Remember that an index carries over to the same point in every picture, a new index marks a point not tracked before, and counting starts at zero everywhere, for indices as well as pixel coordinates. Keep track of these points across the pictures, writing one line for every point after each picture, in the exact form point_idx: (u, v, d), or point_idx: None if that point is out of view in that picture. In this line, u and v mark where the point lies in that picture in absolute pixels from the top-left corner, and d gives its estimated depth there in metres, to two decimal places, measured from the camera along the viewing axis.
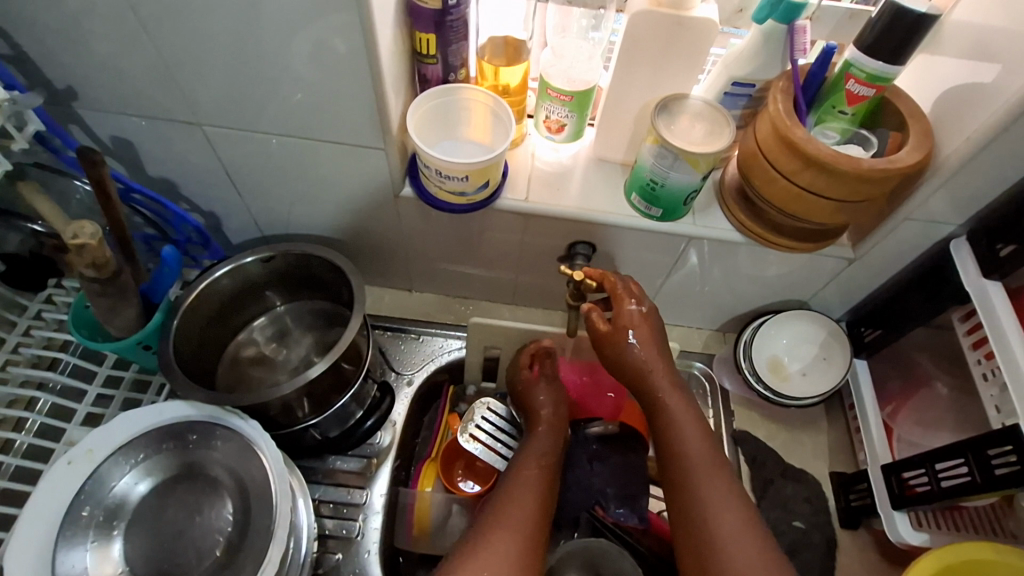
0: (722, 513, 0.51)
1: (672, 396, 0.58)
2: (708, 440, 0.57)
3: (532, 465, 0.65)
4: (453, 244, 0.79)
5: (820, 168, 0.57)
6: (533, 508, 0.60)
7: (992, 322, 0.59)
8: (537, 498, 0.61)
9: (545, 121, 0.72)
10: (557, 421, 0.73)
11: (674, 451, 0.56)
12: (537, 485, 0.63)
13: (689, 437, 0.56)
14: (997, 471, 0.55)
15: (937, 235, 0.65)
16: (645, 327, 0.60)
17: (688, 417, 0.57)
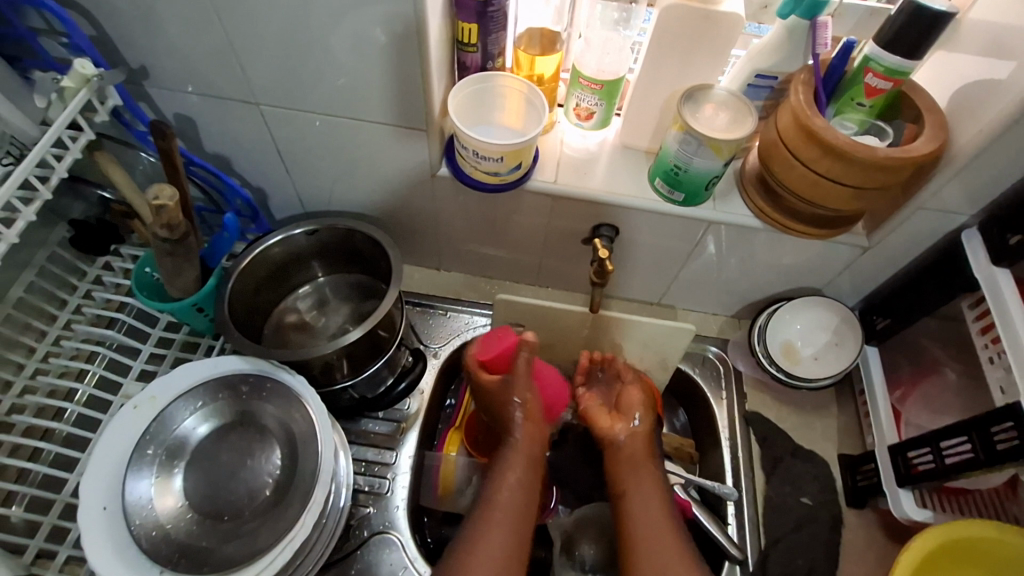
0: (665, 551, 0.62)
1: (643, 464, 0.70)
2: (665, 500, 0.67)
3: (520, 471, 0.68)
4: (484, 224, 0.83)
5: (837, 156, 0.60)
6: (518, 518, 0.64)
7: (999, 308, 0.62)
8: (522, 513, 0.65)
9: (576, 109, 0.76)
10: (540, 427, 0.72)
11: (630, 504, 0.67)
12: (523, 496, 0.66)
13: (634, 442, 0.72)
14: (998, 447, 0.58)
15: (951, 225, 0.68)
16: (636, 400, 0.75)
17: (654, 485, 0.68)
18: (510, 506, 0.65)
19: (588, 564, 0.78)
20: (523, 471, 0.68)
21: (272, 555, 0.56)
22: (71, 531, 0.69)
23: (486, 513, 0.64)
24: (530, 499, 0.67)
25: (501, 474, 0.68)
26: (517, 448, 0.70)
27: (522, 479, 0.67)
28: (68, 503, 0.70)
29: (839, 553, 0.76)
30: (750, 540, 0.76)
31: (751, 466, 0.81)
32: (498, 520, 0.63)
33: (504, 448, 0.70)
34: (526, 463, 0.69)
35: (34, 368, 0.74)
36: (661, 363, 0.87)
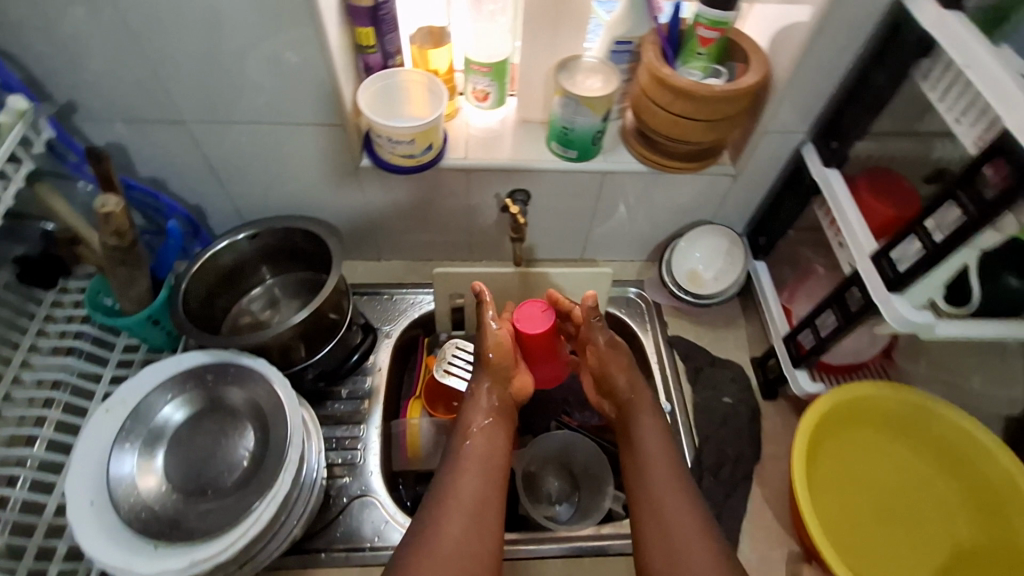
0: (668, 502, 0.65)
1: (648, 422, 0.74)
2: (669, 451, 0.70)
3: (488, 424, 0.74)
4: (412, 209, 0.92)
5: (686, 96, 0.73)
6: (487, 463, 0.69)
7: (834, 199, 0.74)
8: (490, 458, 0.70)
9: (474, 92, 0.87)
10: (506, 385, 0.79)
11: (638, 456, 0.70)
12: (490, 446, 0.72)
13: (642, 417, 0.74)
14: (851, 308, 0.72)
15: (793, 143, 0.82)
16: (612, 354, 0.79)
17: (658, 440, 0.71)
18: (477, 455, 0.70)
19: (555, 495, 0.88)
20: (488, 422, 0.75)
21: (256, 514, 0.62)
22: (58, 548, 0.72)
23: (457, 460, 0.70)
24: (495, 446, 0.72)
25: (464, 428, 0.73)
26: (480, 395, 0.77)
27: (488, 431, 0.73)
28: (51, 522, 0.73)
29: (762, 438, 0.88)
30: (687, 442, 0.87)
31: (679, 380, 0.93)
32: (471, 473, 0.68)
33: (469, 397, 0.77)
34: (488, 417, 0.75)
35: None
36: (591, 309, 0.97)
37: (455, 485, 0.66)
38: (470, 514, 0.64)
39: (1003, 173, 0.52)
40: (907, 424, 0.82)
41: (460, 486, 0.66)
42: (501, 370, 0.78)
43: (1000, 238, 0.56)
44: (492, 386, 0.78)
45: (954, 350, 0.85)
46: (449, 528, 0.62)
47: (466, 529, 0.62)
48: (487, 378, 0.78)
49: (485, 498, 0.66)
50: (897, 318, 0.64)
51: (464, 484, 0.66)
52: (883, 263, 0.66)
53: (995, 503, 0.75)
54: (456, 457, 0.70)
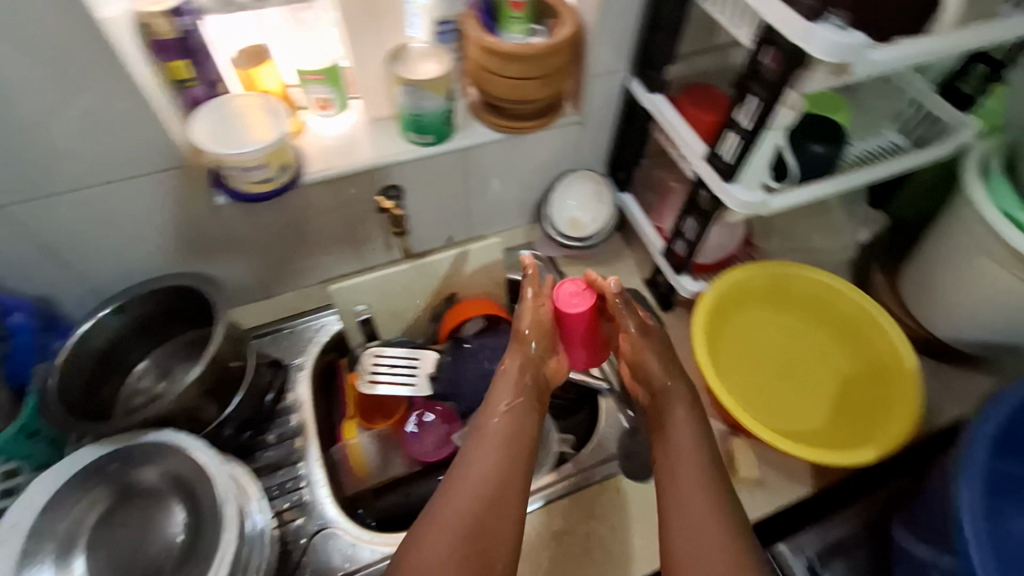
0: (693, 493, 0.67)
1: (684, 422, 0.74)
2: (698, 435, 0.73)
3: (513, 406, 0.74)
4: (288, 235, 0.89)
5: (513, 59, 0.78)
6: (506, 449, 0.70)
7: (664, 118, 0.84)
8: (513, 443, 0.71)
9: (315, 103, 0.84)
10: (535, 365, 0.79)
11: (666, 450, 0.72)
12: (520, 423, 0.73)
13: (680, 416, 0.75)
14: (704, 206, 0.82)
15: (620, 81, 0.90)
16: (646, 340, 0.80)
17: (686, 433, 0.73)
18: (494, 445, 0.70)
19: None
20: (516, 401, 0.75)
21: None
22: None
23: (477, 438, 0.71)
24: (521, 425, 0.73)
25: (500, 399, 0.75)
26: (513, 372, 0.77)
27: (514, 412, 0.74)
28: None
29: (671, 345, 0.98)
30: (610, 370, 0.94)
31: None
32: (491, 453, 0.69)
33: (501, 374, 0.78)
34: (523, 394, 0.76)
35: None
36: (493, 280, 1.03)
37: (471, 464, 0.68)
38: (476, 500, 0.65)
39: (779, 58, 0.60)
40: (777, 293, 0.94)
41: (477, 465, 0.68)
42: (532, 358, 0.79)
43: (790, 114, 0.65)
44: (520, 367, 0.78)
45: (795, 220, 0.97)
46: (456, 517, 0.63)
47: (483, 514, 0.64)
48: (520, 359, 0.78)
49: (505, 481, 0.68)
50: (736, 201, 0.74)
51: (481, 462, 0.68)
52: (715, 160, 0.76)
53: (855, 332, 0.90)
54: (481, 445, 0.71)
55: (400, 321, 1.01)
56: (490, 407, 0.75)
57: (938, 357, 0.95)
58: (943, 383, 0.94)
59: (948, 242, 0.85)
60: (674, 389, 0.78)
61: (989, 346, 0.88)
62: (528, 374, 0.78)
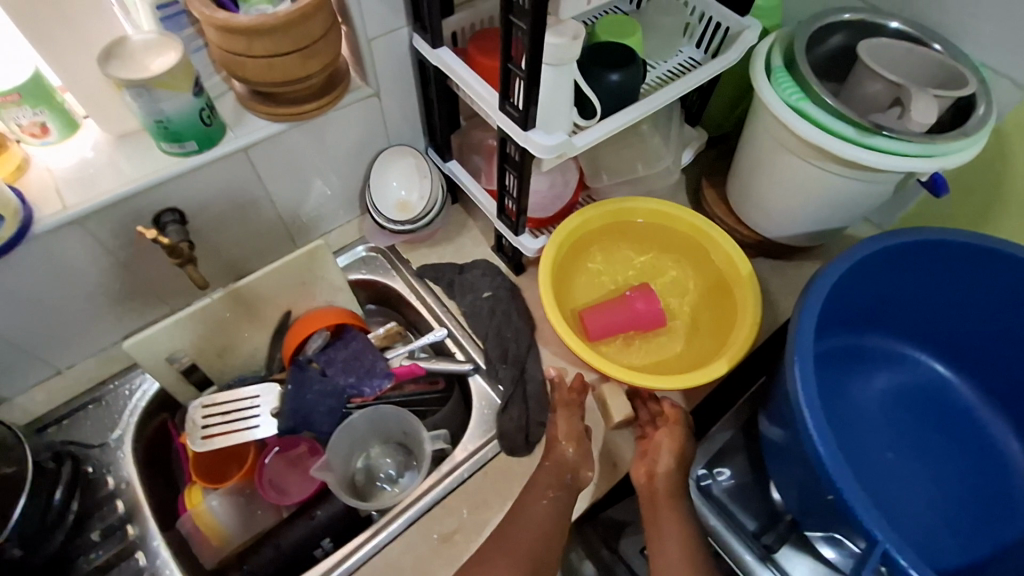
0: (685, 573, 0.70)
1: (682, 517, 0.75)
2: (686, 535, 0.73)
3: (555, 494, 0.73)
4: (53, 300, 0.74)
5: (257, 35, 0.66)
6: (543, 538, 0.70)
7: (454, 73, 0.77)
8: (551, 532, 0.71)
9: (23, 129, 0.69)
10: (568, 461, 0.75)
11: (665, 540, 0.73)
12: (551, 511, 0.72)
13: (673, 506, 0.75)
14: (518, 159, 0.77)
15: (401, 39, 0.81)
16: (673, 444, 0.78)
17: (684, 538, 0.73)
18: (532, 531, 0.70)
19: (394, 472, 0.86)
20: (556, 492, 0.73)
21: None
22: None
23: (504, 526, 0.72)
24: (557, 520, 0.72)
25: (542, 486, 0.73)
26: (553, 462, 0.75)
27: (553, 502, 0.72)
28: None
29: (530, 307, 0.93)
30: (474, 351, 0.90)
31: (443, 304, 0.94)
32: (524, 535, 0.70)
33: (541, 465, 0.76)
34: (561, 486, 0.74)
35: None
36: (331, 286, 0.91)
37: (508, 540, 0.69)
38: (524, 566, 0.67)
39: None
40: (617, 231, 0.93)
41: (515, 542, 0.69)
42: (567, 461, 0.76)
43: (576, 44, 0.64)
44: (566, 461, 0.75)
45: (619, 154, 0.96)
46: None
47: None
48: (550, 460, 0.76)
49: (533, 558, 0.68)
50: (538, 148, 0.69)
51: (519, 537, 0.69)
52: (509, 109, 0.70)
53: (693, 249, 0.91)
54: (514, 524, 0.71)
55: (234, 358, 0.89)
56: (535, 490, 0.73)
57: (773, 256, 1.00)
58: (781, 277, 0.99)
59: (754, 147, 0.88)
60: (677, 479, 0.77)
61: (810, 236, 0.93)
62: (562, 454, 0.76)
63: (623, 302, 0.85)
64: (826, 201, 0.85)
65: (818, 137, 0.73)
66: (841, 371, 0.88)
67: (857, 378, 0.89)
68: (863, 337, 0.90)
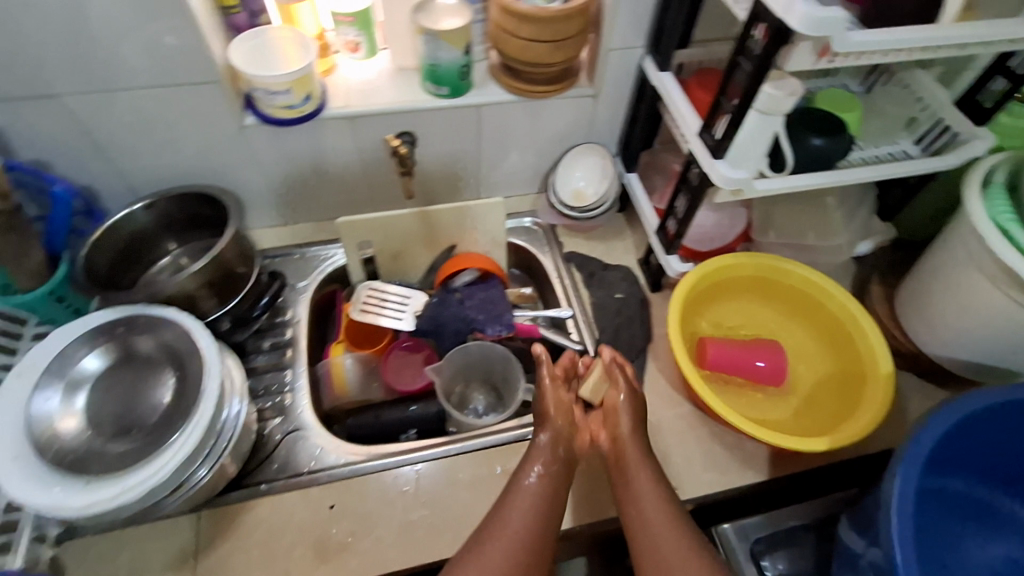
0: (671, 555, 0.67)
1: (644, 482, 0.74)
2: (671, 514, 0.71)
3: (541, 473, 0.74)
4: (307, 169, 0.97)
5: (529, 20, 0.82)
6: (532, 509, 0.70)
7: (669, 98, 0.86)
8: (545, 506, 0.71)
9: (345, 44, 0.92)
10: (553, 441, 0.78)
11: (647, 523, 0.70)
12: (545, 491, 0.73)
13: (643, 480, 0.74)
14: (695, 184, 0.84)
15: (634, 57, 0.93)
16: (630, 405, 0.81)
17: (654, 491, 0.73)
18: (529, 503, 0.71)
19: (482, 409, 0.98)
20: (546, 472, 0.75)
21: (182, 440, 0.66)
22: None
23: (504, 500, 0.72)
24: (552, 496, 0.73)
25: (535, 460, 0.76)
26: (546, 443, 0.78)
27: (544, 484, 0.74)
28: None
29: (653, 323, 0.99)
30: (588, 337, 0.98)
31: (577, 289, 1.03)
32: (518, 510, 0.70)
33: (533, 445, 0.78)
34: (553, 461, 0.76)
35: None
36: (493, 240, 1.07)
37: (506, 516, 0.70)
38: (523, 542, 0.67)
39: (767, 30, 0.63)
40: (761, 286, 0.95)
41: (511, 520, 0.69)
42: (564, 432, 0.80)
43: (790, 100, 0.68)
44: (554, 439, 0.78)
45: (795, 219, 0.97)
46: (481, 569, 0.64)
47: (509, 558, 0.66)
48: (546, 434, 0.79)
49: (535, 539, 0.68)
50: (720, 177, 0.76)
51: (513, 518, 0.69)
52: (707, 137, 0.78)
53: (829, 329, 0.91)
54: (515, 499, 0.72)
55: (400, 265, 1.07)
56: (523, 471, 0.75)
57: (923, 375, 0.94)
58: (925, 400, 0.92)
59: (943, 257, 0.85)
60: (630, 447, 0.78)
61: (974, 368, 0.87)
62: (543, 435, 0.79)
63: (749, 350, 0.88)
64: (1007, 336, 0.79)
65: (1014, 262, 0.70)
66: (961, 523, 0.80)
67: (978, 538, 0.80)
68: (1000, 499, 0.82)
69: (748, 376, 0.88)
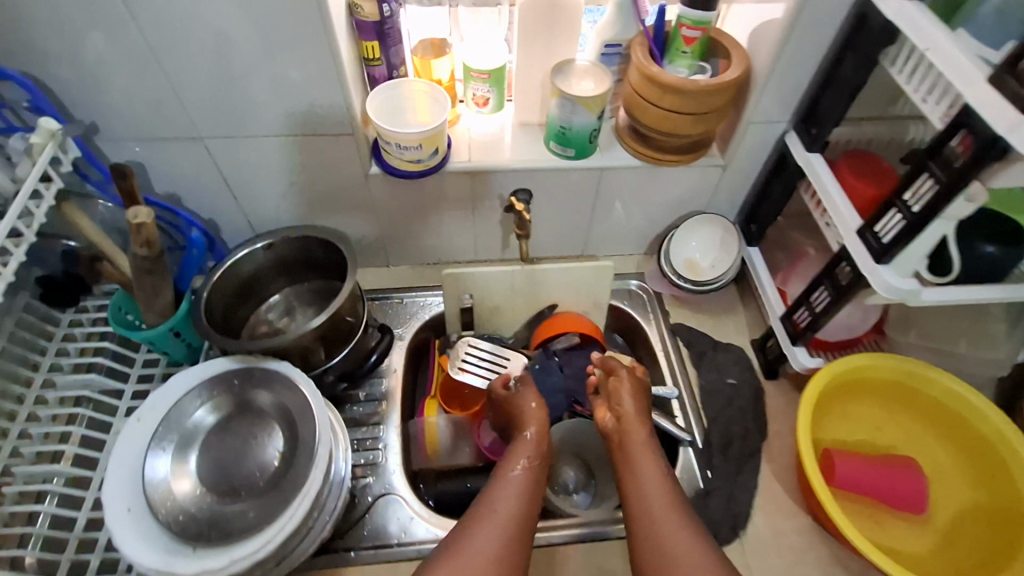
0: (671, 536, 0.64)
1: (646, 468, 0.72)
2: (673, 500, 0.68)
3: (525, 463, 0.74)
4: (419, 218, 0.96)
5: (674, 92, 0.78)
6: (529, 484, 0.72)
7: (820, 184, 0.80)
8: (528, 495, 0.70)
9: (474, 99, 0.89)
10: (535, 429, 0.79)
11: (648, 522, 0.66)
12: (528, 481, 0.72)
13: (642, 465, 0.72)
14: (842, 283, 0.77)
15: (776, 132, 0.87)
16: (629, 388, 0.81)
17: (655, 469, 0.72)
18: (516, 489, 0.70)
19: (573, 485, 0.94)
20: (531, 465, 0.74)
21: (290, 512, 0.65)
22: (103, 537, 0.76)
23: (488, 490, 0.71)
24: (535, 488, 0.72)
25: (522, 452, 0.76)
26: (527, 437, 0.78)
27: (525, 474, 0.73)
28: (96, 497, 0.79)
29: (766, 415, 0.92)
30: (695, 424, 0.92)
31: (684, 367, 0.97)
32: (504, 502, 0.69)
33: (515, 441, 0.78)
34: (539, 457, 0.76)
35: (28, 411, 0.81)
36: (595, 303, 1.02)
37: (489, 505, 0.68)
38: (511, 529, 0.66)
39: (972, 145, 0.57)
40: (898, 392, 0.87)
41: (495, 508, 0.68)
42: (543, 421, 0.81)
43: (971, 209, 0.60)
44: (535, 433, 0.78)
45: (941, 319, 0.88)
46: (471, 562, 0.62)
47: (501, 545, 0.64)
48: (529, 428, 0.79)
49: (520, 525, 0.67)
50: (883, 283, 0.69)
51: (498, 507, 0.68)
52: (868, 237, 0.71)
53: (979, 453, 0.81)
54: (499, 491, 0.71)
55: (497, 317, 1.03)
56: (507, 462, 0.75)
57: None
58: None
59: None
60: (630, 432, 0.76)
61: None
62: (525, 429, 0.79)
63: (884, 470, 0.80)
64: None
65: None
66: None
67: None
68: None
69: (881, 497, 0.80)
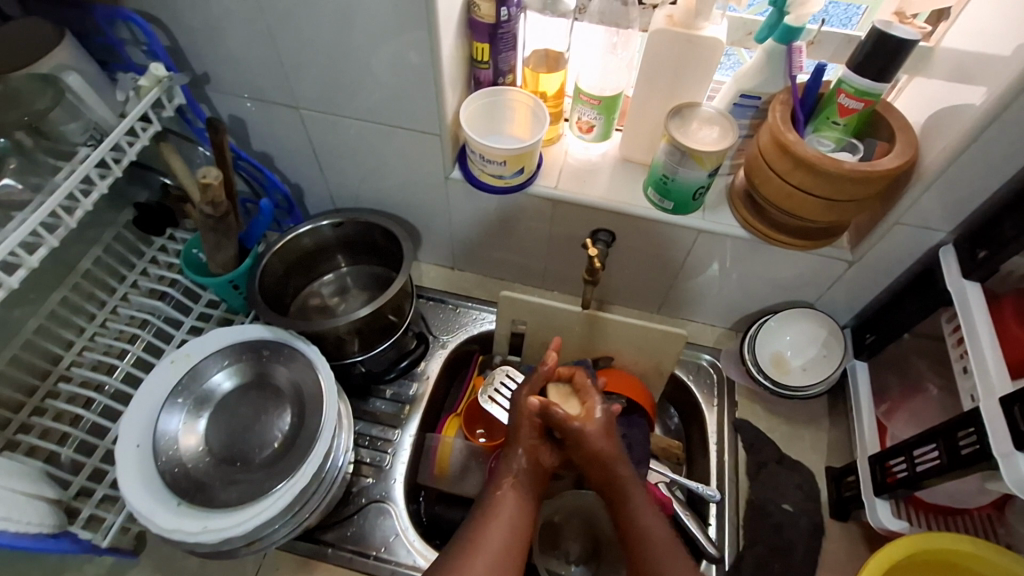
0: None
1: (645, 513, 0.63)
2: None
3: (515, 488, 0.65)
4: (494, 231, 0.91)
5: (809, 168, 0.65)
6: (512, 530, 0.61)
7: (968, 324, 0.64)
8: (516, 521, 0.62)
9: (578, 122, 0.82)
10: (534, 441, 0.68)
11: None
12: (520, 504, 0.64)
13: (644, 517, 0.63)
14: (962, 452, 0.60)
15: (930, 240, 0.70)
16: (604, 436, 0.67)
17: (661, 525, 0.62)
18: (508, 514, 0.62)
19: (572, 556, 0.84)
20: (522, 483, 0.65)
21: (272, 499, 0.64)
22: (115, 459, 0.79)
23: (482, 513, 0.63)
24: (526, 509, 0.64)
25: (511, 470, 0.66)
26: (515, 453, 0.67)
27: (513, 496, 0.64)
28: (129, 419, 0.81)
29: (818, 561, 0.78)
30: (728, 542, 0.79)
31: (735, 473, 0.84)
32: (492, 535, 0.60)
33: (504, 456, 0.68)
34: (530, 478, 0.66)
35: (102, 319, 0.87)
36: (656, 368, 0.90)
37: (480, 534, 0.60)
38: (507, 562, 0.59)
39: None
40: None
41: (488, 537, 0.60)
42: (530, 436, 0.68)
43: None
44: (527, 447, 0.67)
45: None
46: None
47: None
48: (520, 442, 0.68)
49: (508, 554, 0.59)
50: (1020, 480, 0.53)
51: (491, 535, 0.60)
52: (1014, 412, 0.55)
53: None
54: (490, 519, 0.62)
55: (548, 352, 0.95)
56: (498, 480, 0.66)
57: None
58: None
59: None
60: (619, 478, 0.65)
61: None
62: (518, 444, 0.68)
63: None
64: None
65: None
66: None
67: None
68: None
69: None
